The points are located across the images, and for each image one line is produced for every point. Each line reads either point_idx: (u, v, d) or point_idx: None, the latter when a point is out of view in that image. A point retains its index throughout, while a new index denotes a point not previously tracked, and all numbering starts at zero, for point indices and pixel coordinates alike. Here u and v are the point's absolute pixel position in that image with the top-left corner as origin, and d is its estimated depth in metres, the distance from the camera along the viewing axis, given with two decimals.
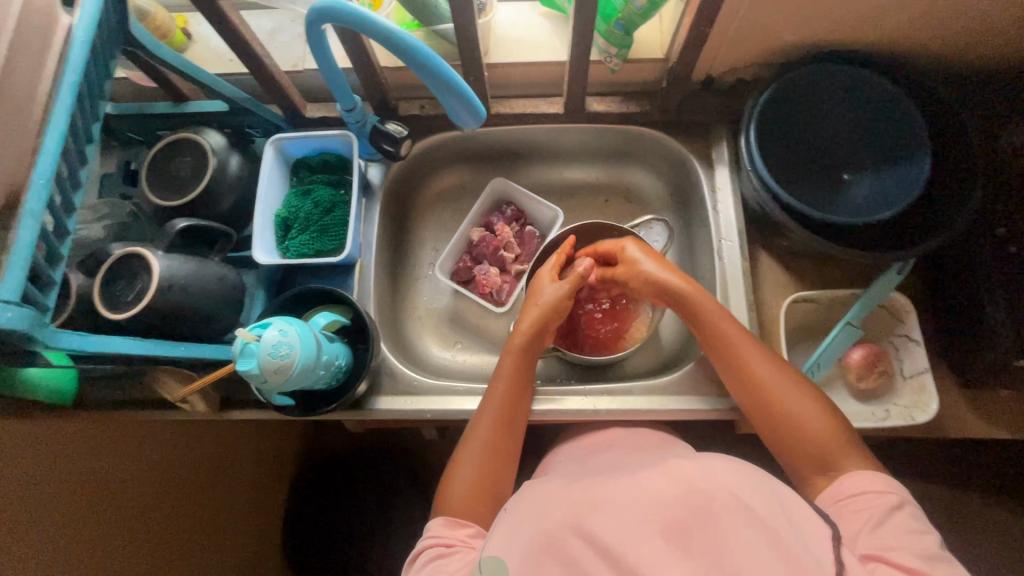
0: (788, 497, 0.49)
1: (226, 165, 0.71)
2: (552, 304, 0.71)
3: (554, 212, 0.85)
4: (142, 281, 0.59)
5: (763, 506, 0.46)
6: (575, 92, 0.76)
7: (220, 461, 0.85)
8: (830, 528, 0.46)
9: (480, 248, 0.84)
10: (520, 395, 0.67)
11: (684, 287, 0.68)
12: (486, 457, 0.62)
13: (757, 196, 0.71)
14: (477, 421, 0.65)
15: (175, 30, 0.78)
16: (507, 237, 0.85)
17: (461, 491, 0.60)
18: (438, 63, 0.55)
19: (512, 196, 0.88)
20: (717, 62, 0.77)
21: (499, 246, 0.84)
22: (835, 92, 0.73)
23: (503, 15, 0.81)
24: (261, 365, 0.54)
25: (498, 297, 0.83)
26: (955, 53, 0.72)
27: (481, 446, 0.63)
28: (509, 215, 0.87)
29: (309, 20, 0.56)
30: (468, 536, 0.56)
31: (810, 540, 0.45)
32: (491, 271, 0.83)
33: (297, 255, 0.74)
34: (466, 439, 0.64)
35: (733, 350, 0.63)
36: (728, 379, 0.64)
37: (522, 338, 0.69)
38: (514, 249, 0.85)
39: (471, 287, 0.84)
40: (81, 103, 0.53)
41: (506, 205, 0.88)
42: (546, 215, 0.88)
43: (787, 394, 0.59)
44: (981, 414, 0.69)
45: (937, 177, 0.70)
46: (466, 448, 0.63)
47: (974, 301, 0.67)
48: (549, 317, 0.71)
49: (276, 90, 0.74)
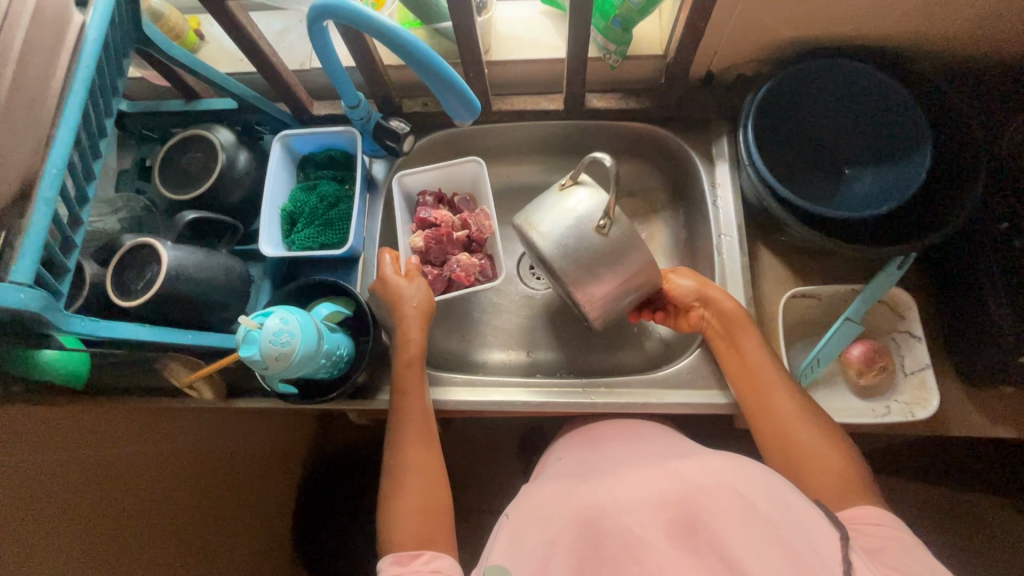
0: (798, 499, 0.50)
1: (235, 161, 0.73)
2: (424, 299, 0.71)
3: (473, 159, 0.80)
4: (151, 269, 0.61)
5: (765, 499, 0.48)
6: (575, 88, 0.77)
7: (234, 463, 0.88)
8: (838, 530, 0.48)
9: (433, 250, 0.78)
10: (424, 397, 0.69)
11: (729, 308, 0.69)
12: (421, 477, 0.64)
13: (755, 191, 0.71)
14: (398, 450, 0.66)
15: (188, 31, 0.81)
16: (448, 219, 0.80)
17: (407, 516, 0.61)
18: (434, 58, 0.56)
19: (423, 183, 0.83)
20: (716, 58, 0.77)
21: (450, 232, 0.78)
22: (835, 87, 0.72)
23: (504, 12, 0.83)
24: (263, 353, 0.56)
25: (487, 274, 0.78)
26: (954, 47, 0.71)
27: (411, 470, 0.64)
28: (432, 203, 0.82)
29: (310, 17, 0.57)
30: (421, 564, 0.58)
31: (816, 539, 0.46)
32: (462, 258, 0.77)
33: (301, 247, 0.76)
34: (396, 468, 0.65)
35: (748, 361, 0.66)
36: (747, 402, 0.65)
37: (419, 349, 0.69)
38: (464, 224, 0.80)
39: (452, 288, 0.77)
40: (94, 100, 0.55)
41: (422, 193, 0.83)
42: (465, 172, 0.83)
43: (768, 378, 0.65)
44: (986, 413, 0.68)
45: (938, 173, 0.70)
46: (400, 477, 0.64)
47: (977, 298, 0.66)
48: (420, 316, 0.70)
49: (284, 89, 0.77)
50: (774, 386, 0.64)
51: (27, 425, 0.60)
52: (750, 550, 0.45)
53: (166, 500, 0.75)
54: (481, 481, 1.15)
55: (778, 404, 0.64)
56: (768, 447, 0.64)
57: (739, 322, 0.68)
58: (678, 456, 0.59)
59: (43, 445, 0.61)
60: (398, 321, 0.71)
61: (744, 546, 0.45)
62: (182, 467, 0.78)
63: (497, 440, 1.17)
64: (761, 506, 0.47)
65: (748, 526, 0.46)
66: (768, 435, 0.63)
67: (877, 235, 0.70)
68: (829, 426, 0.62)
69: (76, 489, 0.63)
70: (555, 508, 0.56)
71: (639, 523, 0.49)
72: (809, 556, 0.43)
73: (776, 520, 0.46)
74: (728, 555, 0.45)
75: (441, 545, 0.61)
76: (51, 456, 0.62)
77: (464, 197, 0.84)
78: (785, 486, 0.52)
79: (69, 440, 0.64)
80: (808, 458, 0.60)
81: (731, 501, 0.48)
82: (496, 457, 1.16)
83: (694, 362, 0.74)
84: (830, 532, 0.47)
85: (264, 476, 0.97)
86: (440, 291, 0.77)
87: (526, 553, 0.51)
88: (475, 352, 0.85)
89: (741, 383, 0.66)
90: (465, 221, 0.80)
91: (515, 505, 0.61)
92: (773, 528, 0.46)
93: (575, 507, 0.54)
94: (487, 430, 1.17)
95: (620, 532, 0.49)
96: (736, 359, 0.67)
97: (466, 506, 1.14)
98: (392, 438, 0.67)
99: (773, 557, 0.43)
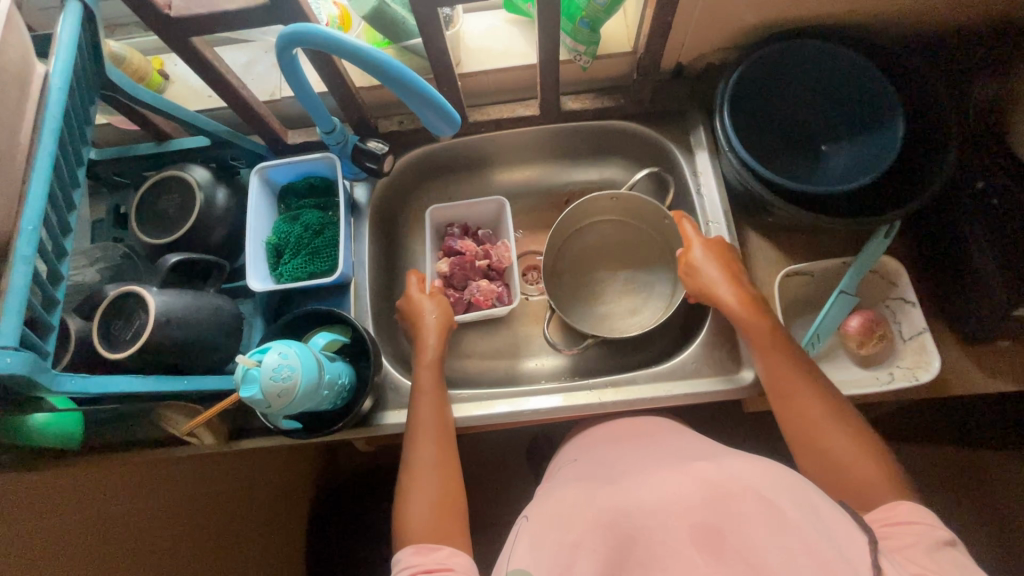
0: (825, 503, 0.50)
1: (213, 199, 0.72)
2: (441, 315, 0.75)
3: (498, 200, 0.85)
4: (138, 319, 0.59)
5: (788, 504, 0.48)
6: (548, 93, 0.78)
7: (239, 506, 0.85)
8: (867, 535, 0.47)
9: (456, 275, 0.83)
10: (441, 400, 0.69)
11: (742, 312, 0.66)
12: (441, 474, 0.62)
13: (737, 176, 0.72)
14: (414, 448, 0.64)
15: (152, 72, 0.79)
16: (473, 249, 0.84)
17: (423, 516, 0.58)
18: (408, 75, 0.55)
19: (450, 216, 0.88)
20: (685, 51, 0.78)
21: (473, 260, 0.83)
22: (803, 67, 0.74)
23: (471, 25, 0.83)
24: (264, 391, 0.55)
25: (504, 301, 0.83)
26: (911, 19, 0.73)
27: (431, 467, 0.62)
28: (458, 234, 0.86)
29: (278, 45, 0.56)
30: (443, 557, 0.55)
31: (847, 546, 0.45)
32: (482, 283, 0.82)
33: (291, 279, 0.75)
34: (411, 465, 0.63)
35: (768, 351, 0.64)
36: (772, 398, 0.63)
37: (435, 351, 0.72)
38: (486, 254, 0.85)
39: (471, 310, 0.82)
40: (65, 151, 0.54)
41: (449, 226, 0.88)
42: (489, 210, 0.88)
43: (793, 370, 0.62)
44: (985, 369, 0.70)
45: (912, 140, 0.71)
46: (415, 474, 0.62)
47: (965, 258, 0.67)
48: (438, 327, 0.74)
49: (257, 121, 0.76)
50: (776, 357, 0.63)
51: (36, 490, 0.58)
52: (770, 545, 0.45)
53: (173, 548, 0.71)
54: (497, 495, 1.13)
55: (798, 383, 0.61)
56: (790, 440, 0.61)
57: (756, 329, 0.65)
58: (691, 455, 0.60)
59: (50, 504, 0.58)
60: (417, 337, 0.74)
61: (768, 554, 0.44)
62: (188, 511, 0.74)
63: (509, 451, 1.15)
64: (788, 511, 0.47)
65: (777, 532, 0.46)
66: (789, 419, 0.61)
67: (861, 206, 0.72)
68: (830, 392, 0.61)
69: (85, 547, 0.60)
70: (576, 509, 0.55)
71: (663, 528, 0.49)
72: (840, 564, 0.43)
73: (796, 519, 0.46)
74: (752, 553, 0.45)
75: (457, 540, 0.58)
76: (59, 517, 0.58)
77: (487, 231, 0.88)
78: (812, 490, 0.51)
79: (76, 496, 0.61)
80: (814, 424, 0.59)
81: (753, 505, 0.49)
82: (509, 470, 1.14)
83: (696, 351, 0.73)
84: (859, 538, 0.46)
85: (271, 512, 0.93)
86: (458, 313, 0.81)
87: (543, 549, 0.51)
88: (477, 365, 0.85)
89: (767, 386, 0.64)
90: (487, 251, 0.85)
91: (532, 507, 0.60)
92: (794, 525, 0.46)
93: (591, 508, 0.54)
94: (497, 443, 1.16)
95: (646, 537, 0.49)
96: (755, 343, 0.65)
97: (486, 523, 1.11)
98: (410, 439, 0.66)
99: (798, 553, 0.44)
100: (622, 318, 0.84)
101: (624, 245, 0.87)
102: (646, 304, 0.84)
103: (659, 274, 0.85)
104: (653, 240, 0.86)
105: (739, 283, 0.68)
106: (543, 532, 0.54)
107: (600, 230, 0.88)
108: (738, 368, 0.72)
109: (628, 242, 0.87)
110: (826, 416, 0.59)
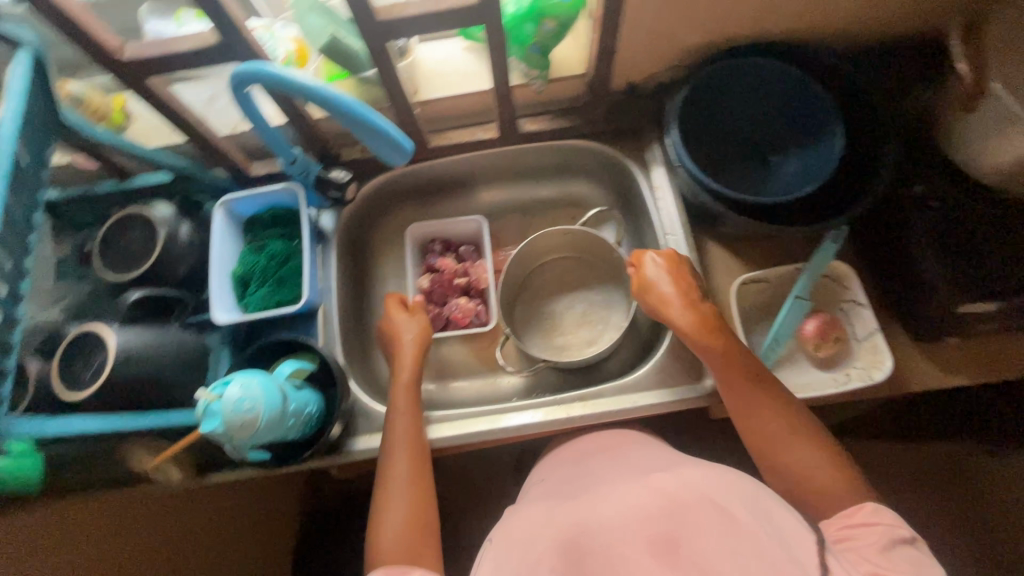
0: (777, 507, 0.51)
1: (176, 234, 0.73)
2: (418, 334, 0.75)
3: (478, 220, 0.88)
4: (98, 357, 0.60)
5: (742, 511, 0.49)
6: (505, 117, 0.80)
7: (224, 539, 0.84)
8: (815, 535, 0.48)
9: (435, 292, 0.86)
10: (417, 418, 0.69)
11: (696, 326, 0.66)
12: (414, 491, 0.62)
13: (689, 189, 0.74)
14: (388, 466, 0.65)
15: (114, 110, 0.80)
16: (452, 267, 0.87)
17: (394, 534, 0.59)
18: (359, 110, 0.57)
19: (432, 233, 0.90)
20: (636, 71, 0.81)
21: (452, 278, 0.86)
22: (748, 83, 0.77)
23: (428, 53, 0.85)
24: (226, 424, 0.55)
25: (481, 320, 0.85)
26: (846, 34, 0.76)
27: (405, 485, 0.63)
28: (439, 251, 0.89)
29: (231, 84, 0.58)
30: None
31: (797, 548, 0.47)
32: (460, 301, 0.85)
33: (258, 308, 0.77)
34: (385, 483, 0.63)
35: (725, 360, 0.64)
36: (732, 404, 0.64)
37: (410, 370, 0.72)
38: (466, 272, 0.88)
39: (449, 327, 0.85)
40: (20, 196, 0.54)
41: (430, 243, 0.90)
42: (468, 228, 0.90)
43: (746, 377, 0.63)
44: (936, 365, 0.72)
45: (854, 148, 0.74)
46: (388, 493, 0.62)
47: (908, 259, 0.70)
48: (416, 345, 0.74)
49: (218, 156, 0.77)
50: (733, 363, 0.64)
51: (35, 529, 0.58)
52: (723, 552, 0.46)
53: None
54: (479, 518, 1.12)
55: (754, 389, 0.63)
56: (751, 444, 0.62)
57: (713, 339, 0.65)
58: (653, 466, 0.61)
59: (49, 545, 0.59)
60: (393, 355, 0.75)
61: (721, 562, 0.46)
62: (176, 547, 0.74)
63: (490, 472, 1.14)
64: (740, 518, 0.48)
65: (730, 537, 0.47)
66: (749, 422, 0.62)
67: (810, 213, 0.74)
68: (783, 397, 0.62)
69: None
70: (541, 526, 0.56)
71: (622, 539, 0.50)
72: (789, 567, 0.44)
73: (747, 526, 0.48)
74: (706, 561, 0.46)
75: (428, 560, 0.58)
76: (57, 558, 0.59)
77: (468, 248, 0.91)
78: (766, 495, 0.53)
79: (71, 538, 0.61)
80: (771, 428, 0.61)
81: (709, 513, 0.50)
82: (490, 491, 1.13)
83: (659, 362, 0.75)
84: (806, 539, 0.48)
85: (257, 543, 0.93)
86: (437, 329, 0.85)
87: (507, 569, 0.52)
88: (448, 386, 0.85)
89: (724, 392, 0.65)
90: (467, 270, 0.88)
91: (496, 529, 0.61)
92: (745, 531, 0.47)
93: (555, 525, 0.55)
94: (477, 462, 1.15)
95: (607, 547, 0.50)
96: (712, 354, 0.65)
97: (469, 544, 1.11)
98: (385, 456, 0.66)
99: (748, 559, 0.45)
100: (579, 349, 0.87)
101: (579, 278, 0.91)
102: (602, 335, 0.87)
103: (614, 309, 0.88)
104: (607, 274, 0.90)
105: (692, 296, 0.68)
106: (508, 552, 0.54)
107: (555, 264, 0.92)
108: (700, 377, 0.74)
109: (583, 276, 0.91)
110: (786, 425, 0.61)
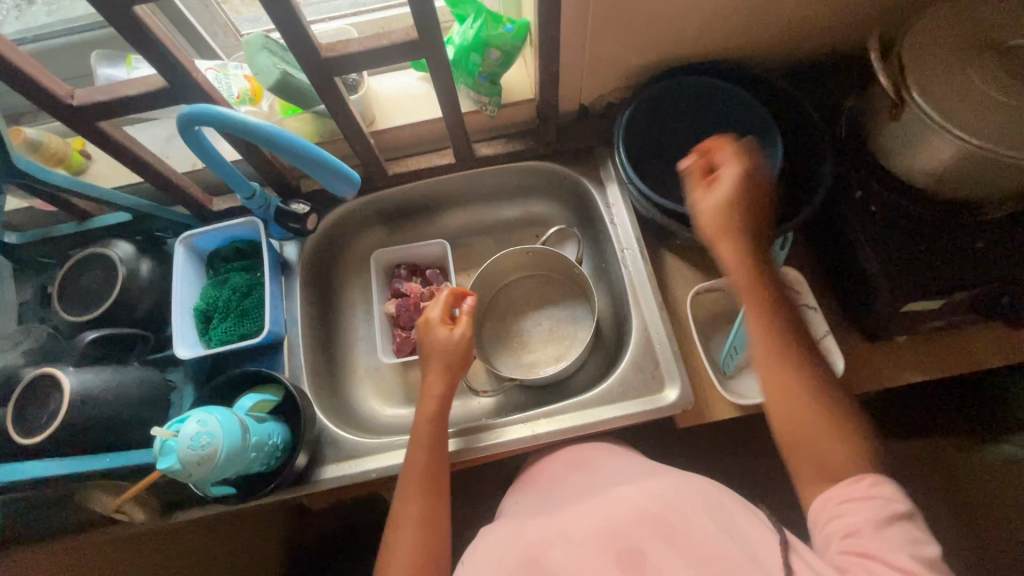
0: (736, 513, 0.52)
1: (136, 271, 0.73)
2: (459, 351, 0.71)
3: (440, 243, 0.89)
4: (53, 399, 0.59)
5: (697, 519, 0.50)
6: (460, 142, 0.82)
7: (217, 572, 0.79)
8: (778, 537, 0.49)
9: (403, 316, 0.86)
10: (438, 451, 0.67)
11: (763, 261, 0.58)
12: (423, 531, 0.61)
13: (639, 204, 0.76)
14: (402, 502, 0.63)
15: (72, 153, 0.82)
16: (418, 290, 0.88)
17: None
18: (303, 146, 0.59)
19: (397, 259, 0.91)
20: (584, 94, 0.84)
21: (418, 302, 0.87)
22: (690, 101, 0.80)
23: (382, 85, 0.87)
24: (182, 460, 0.55)
25: None
26: (778, 51, 0.80)
27: (415, 525, 0.62)
28: (405, 276, 0.90)
29: (178, 125, 0.59)
30: None
31: (755, 550, 0.47)
32: None
33: (220, 342, 0.76)
34: (396, 519, 0.63)
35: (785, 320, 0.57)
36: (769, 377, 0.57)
37: (435, 403, 0.68)
38: (432, 295, 0.88)
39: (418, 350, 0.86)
40: None
41: (397, 268, 0.91)
42: (434, 252, 0.92)
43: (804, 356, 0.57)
44: (891, 363, 0.74)
45: (795, 158, 0.77)
46: (397, 531, 0.62)
47: (853, 262, 0.72)
48: (451, 366, 0.70)
49: (177, 193, 0.78)
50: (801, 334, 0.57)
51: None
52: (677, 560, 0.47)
53: None
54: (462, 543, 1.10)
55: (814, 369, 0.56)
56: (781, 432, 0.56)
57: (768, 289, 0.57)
58: (616, 480, 0.61)
59: None
60: (426, 371, 0.71)
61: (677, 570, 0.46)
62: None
63: (472, 497, 1.13)
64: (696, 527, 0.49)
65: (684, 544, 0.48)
66: (784, 408, 0.55)
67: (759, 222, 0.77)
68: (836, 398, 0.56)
69: None
70: (507, 545, 0.56)
71: (583, 554, 0.51)
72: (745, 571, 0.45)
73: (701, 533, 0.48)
74: None
75: None
76: None
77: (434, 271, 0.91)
78: (724, 500, 0.54)
79: None
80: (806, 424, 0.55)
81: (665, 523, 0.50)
82: (473, 516, 1.12)
83: (622, 374, 0.76)
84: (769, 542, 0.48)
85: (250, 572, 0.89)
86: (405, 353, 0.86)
87: None
88: None
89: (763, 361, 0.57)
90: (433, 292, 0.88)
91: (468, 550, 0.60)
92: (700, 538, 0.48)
93: (519, 543, 0.55)
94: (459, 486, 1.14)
95: (567, 562, 0.50)
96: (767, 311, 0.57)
97: None
98: (400, 488, 0.65)
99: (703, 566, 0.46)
100: (547, 366, 0.88)
101: (545, 295, 0.92)
102: (569, 352, 0.88)
103: (580, 324, 0.89)
104: (572, 289, 0.91)
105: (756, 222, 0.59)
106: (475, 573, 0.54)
107: (521, 282, 0.93)
108: (661, 388, 0.74)
109: (549, 293, 0.92)
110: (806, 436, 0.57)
